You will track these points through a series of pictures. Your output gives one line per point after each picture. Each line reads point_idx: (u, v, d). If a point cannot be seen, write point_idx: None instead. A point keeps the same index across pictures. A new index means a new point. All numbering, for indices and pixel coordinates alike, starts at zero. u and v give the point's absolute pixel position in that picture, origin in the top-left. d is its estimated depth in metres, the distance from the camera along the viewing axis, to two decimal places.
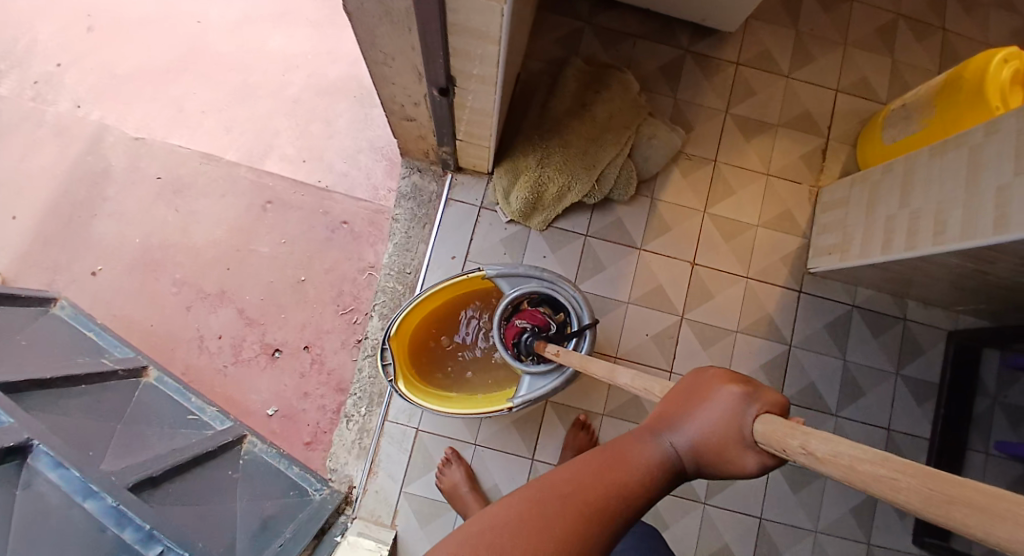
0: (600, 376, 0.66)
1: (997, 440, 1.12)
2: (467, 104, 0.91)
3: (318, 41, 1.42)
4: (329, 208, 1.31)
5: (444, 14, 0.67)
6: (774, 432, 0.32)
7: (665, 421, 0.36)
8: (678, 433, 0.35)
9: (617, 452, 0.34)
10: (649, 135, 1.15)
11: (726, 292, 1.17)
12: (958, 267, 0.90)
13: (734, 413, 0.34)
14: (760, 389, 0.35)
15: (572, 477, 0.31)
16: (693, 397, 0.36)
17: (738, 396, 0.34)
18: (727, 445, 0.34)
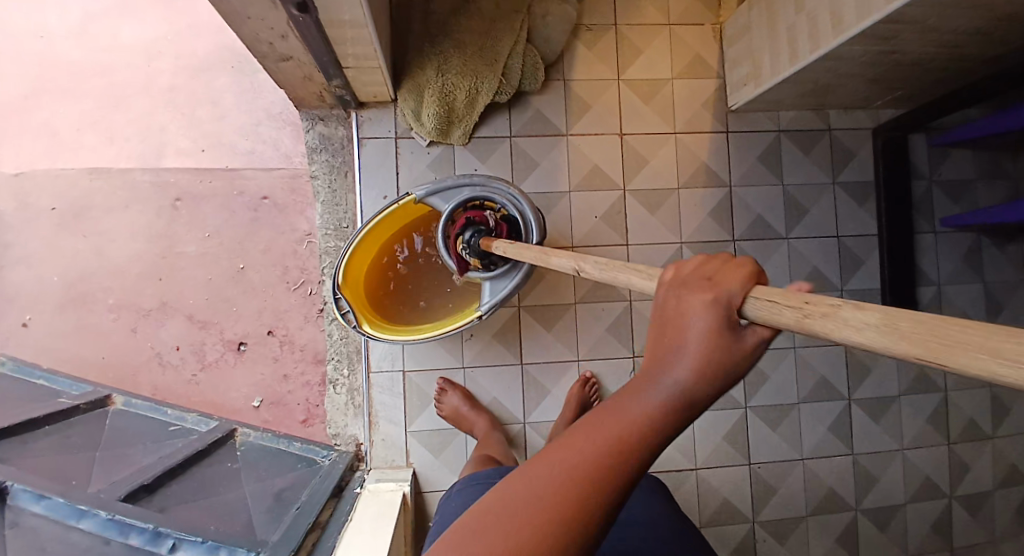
0: (567, 268, 0.61)
1: (941, 217, 1.21)
2: (346, 21, 0.79)
3: (171, 16, 1.28)
4: (244, 187, 1.23)
5: None
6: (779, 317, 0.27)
7: (657, 354, 0.30)
8: (680, 366, 0.28)
9: (614, 414, 0.28)
10: (543, 13, 1.07)
11: (660, 154, 1.16)
12: (867, 53, 0.90)
13: (714, 312, 0.29)
14: (742, 277, 0.30)
15: (557, 460, 0.27)
16: (672, 326, 0.30)
17: (713, 297, 0.29)
18: (729, 346, 0.28)
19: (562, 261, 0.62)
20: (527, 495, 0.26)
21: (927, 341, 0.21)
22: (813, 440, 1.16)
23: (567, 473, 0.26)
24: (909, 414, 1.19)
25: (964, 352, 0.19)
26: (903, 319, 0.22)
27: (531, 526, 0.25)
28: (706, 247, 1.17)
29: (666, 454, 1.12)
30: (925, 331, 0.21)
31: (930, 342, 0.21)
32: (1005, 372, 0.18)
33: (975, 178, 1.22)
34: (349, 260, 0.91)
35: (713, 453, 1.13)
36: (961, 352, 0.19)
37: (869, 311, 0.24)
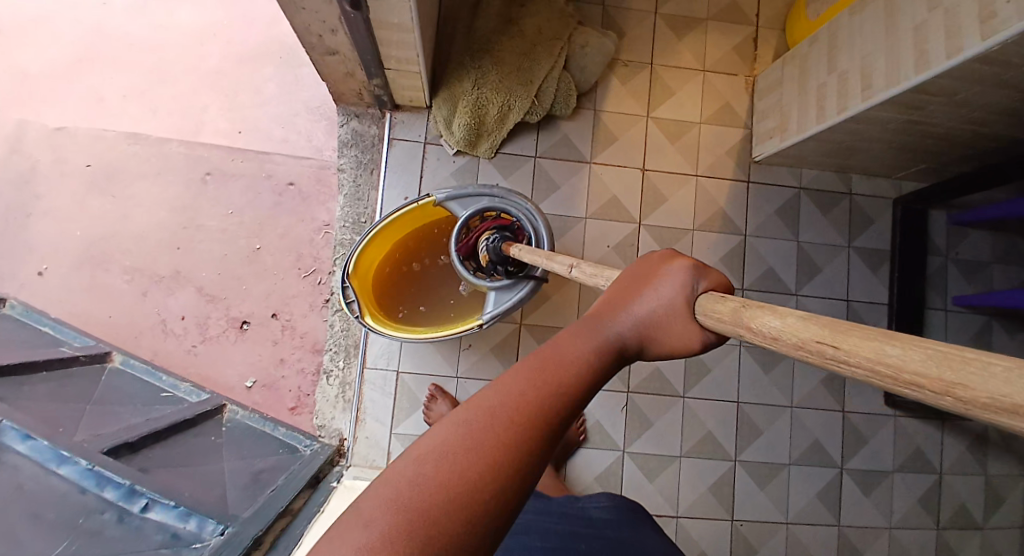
0: (563, 270, 0.66)
1: (954, 294, 1.21)
2: (394, 24, 0.82)
3: (229, 4, 1.34)
4: (272, 171, 1.27)
5: None
6: (717, 307, 0.36)
7: (617, 305, 0.39)
8: (632, 317, 0.38)
9: (558, 356, 0.34)
10: (582, 44, 1.10)
11: (678, 195, 1.18)
12: (893, 120, 0.92)
13: (679, 290, 0.38)
14: (702, 272, 0.40)
15: (502, 398, 0.30)
16: (640, 284, 0.40)
17: (685, 278, 0.39)
18: (672, 319, 0.38)
19: (560, 260, 0.68)
20: (471, 434, 0.28)
21: (840, 331, 0.26)
22: (799, 502, 1.14)
23: (509, 413, 0.29)
24: (901, 490, 1.16)
25: (871, 341, 0.24)
26: (828, 321, 0.27)
27: (472, 465, 0.27)
28: None
29: (648, 494, 1.10)
30: (849, 330, 0.26)
31: (845, 333, 0.26)
32: (890, 350, 0.23)
33: (992, 260, 1.23)
34: (361, 252, 0.92)
35: (697, 502, 1.11)
36: (869, 341, 0.24)
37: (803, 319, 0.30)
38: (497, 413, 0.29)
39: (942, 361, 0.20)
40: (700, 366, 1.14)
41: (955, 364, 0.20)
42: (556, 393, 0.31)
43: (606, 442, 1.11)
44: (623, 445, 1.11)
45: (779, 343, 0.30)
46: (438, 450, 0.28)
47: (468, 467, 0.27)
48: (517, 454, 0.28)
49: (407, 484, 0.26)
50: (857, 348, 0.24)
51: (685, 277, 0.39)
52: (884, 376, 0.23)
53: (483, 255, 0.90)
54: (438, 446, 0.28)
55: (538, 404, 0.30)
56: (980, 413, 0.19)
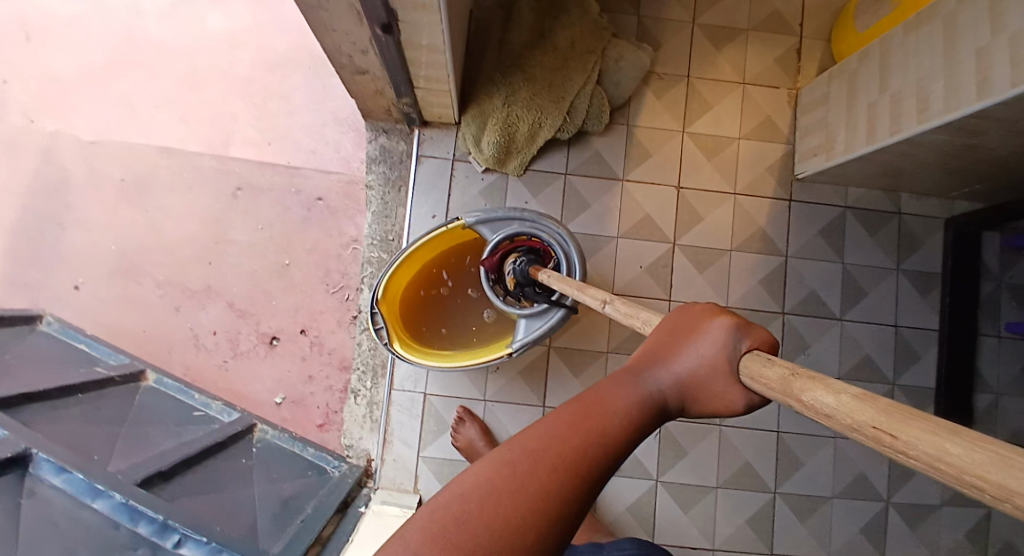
0: (596, 303, 0.63)
1: (1008, 321, 1.13)
2: (425, 45, 0.81)
3: (260, 11, 1.34)
4: (301, 186, 1.27)
5: None
6: (765, 374, 0.31)
7: (655, 357, 0.36)
8: (668, 373, 0.35)
9: (602, 402, 0.32)
10: (616, 58, 1.07)
11: (716, 213, 1.13)
12: (950, 145, 0.86)
13: (721, 349, 0.34)
14: (750, 324, 0.35)
15: (548, 440, 0.29)
16: (681, 335, 0.36)
17: (726, 334, 0.34)
18: (713, 380, 0.34)
19: (593, 294, 0.65)
20: (515, 477, 0.27)
21: (895, 414, 0.23)
22: (841, 536, 1.09)
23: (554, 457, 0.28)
24: (950, 528, 1.10)
25: (931, 433, 0.21)
26: (880, 400, 0.24)
27: (514, 511, 0.25)
28: (752, 313, 1.12)
29: (681, 524, 1.07)
30: (907, 416, 0.23)
31: (900, 419, 0.23)
32: (951, 447, 0.20)
33: None
34: (390, 278, 0.91)
35: (732, 535, 1.07)
36: (926, 432, 0.21)
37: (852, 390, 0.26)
38: (536, 454, 0.28)
39: (1014, 469, 0.17)
40: None
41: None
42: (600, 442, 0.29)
43: (638, 470, 1.07)
44: (657, 473, 1.07)
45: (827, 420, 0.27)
46: (472, 488, 0.26)
47: (509, 512, 0.25)
48: (555, 504, 0.26)
49: (450, 521, 0.25)
50: (908, 437, 0.22)
51: (725, 335, 0.34)
52: (947, 474, 0.20)
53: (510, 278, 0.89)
54: (476, 485, 0.27)
55: (578, 450, 0.29)
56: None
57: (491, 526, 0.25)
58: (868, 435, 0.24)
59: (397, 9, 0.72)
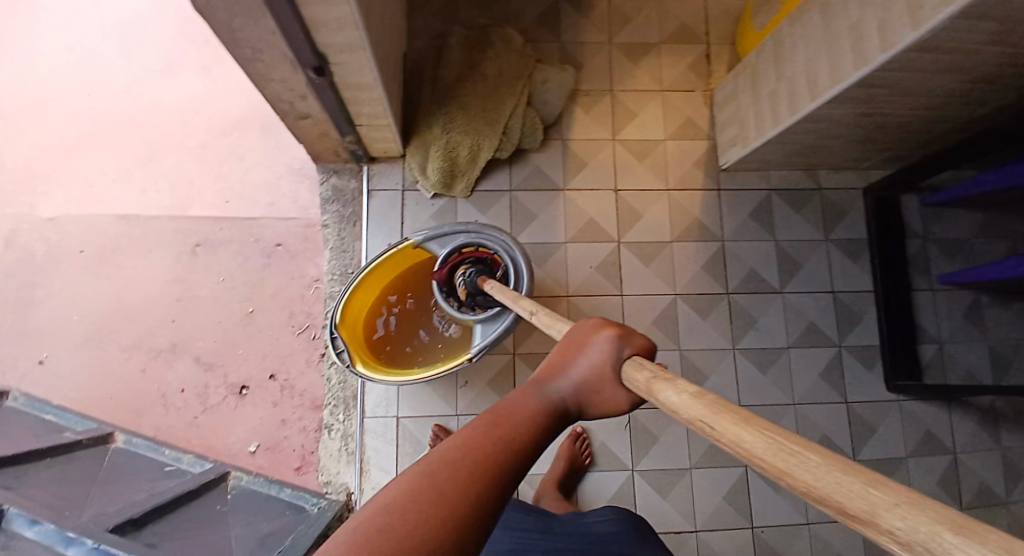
0: (526, 314, 0.70)
1: (936, 273, 1.24)
2: (358, 84, 0.87)
3: (211, 83, 1.39)
4: (259, 234, 1.30)
5: None
6: (640, 376, 0.39)
7: (554, 369, 0.42)
8: (566, 382, 0.41)
9: (510, 412, 0.36)
10: (543, 80, 1.15)
11: (654, 209, 1.21)
12: (848, 117, 0.96)
13: (608, 357, 0.41)
14: (628, 334, 0.43)
15: (462, 449, 0.32)
16: (575, 349, 0.43)
17: (612, 344, 0.41)
18: (604, 384, 0.41)
19: (525, 305, 0.71)
20: (435, 483, 0.29)
21: (717, 412, 0.32)
22: None
23: (469, 461, 0.31)
24: (919, 476, 1.15)
25: (735, 426, 0.30)
26: (709, 399, 0.33)
27: (438, 511, 0.28)
28: (700, 298, 1.18)
29: (663, 511, 1.09)
30: (722, 410, 0.32)
31: (719, 415, 0.31)
32: (750, 439, 0.28)
33: (972, 237, 1.25)
34: (346, 304, 0.94)
35: (712, 516, 1.10)
36: (734, 426, 0.30)
37: (690, 389, 0.35)
38: (464, 451, 0.32)
39: (785, 454, 0.26)
40: (698, 374, 1.15)
41: (787, 455, 0.26)
42: (511, 444, 0.34)
43: (614, 463, 1.10)
44: (632, 463, 1.10)
45: (674, 414, 0.35)
46: (413, 483, 0.29)
47: (433, 512, 0.28)
48: (475, 501, 0.29)
49: (376, 527, 0.27)
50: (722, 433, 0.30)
51: (611, 345, 0.42)
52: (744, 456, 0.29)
53: (461, 289, 0.94)
54: (399, 494, 0.29)
55: (491, 454, 0.32)
56: (805, 493, 0.26)
57: (417, 528, 0.27)
58: (701, 427, 0.33)
59: (325, 53, 0.78)
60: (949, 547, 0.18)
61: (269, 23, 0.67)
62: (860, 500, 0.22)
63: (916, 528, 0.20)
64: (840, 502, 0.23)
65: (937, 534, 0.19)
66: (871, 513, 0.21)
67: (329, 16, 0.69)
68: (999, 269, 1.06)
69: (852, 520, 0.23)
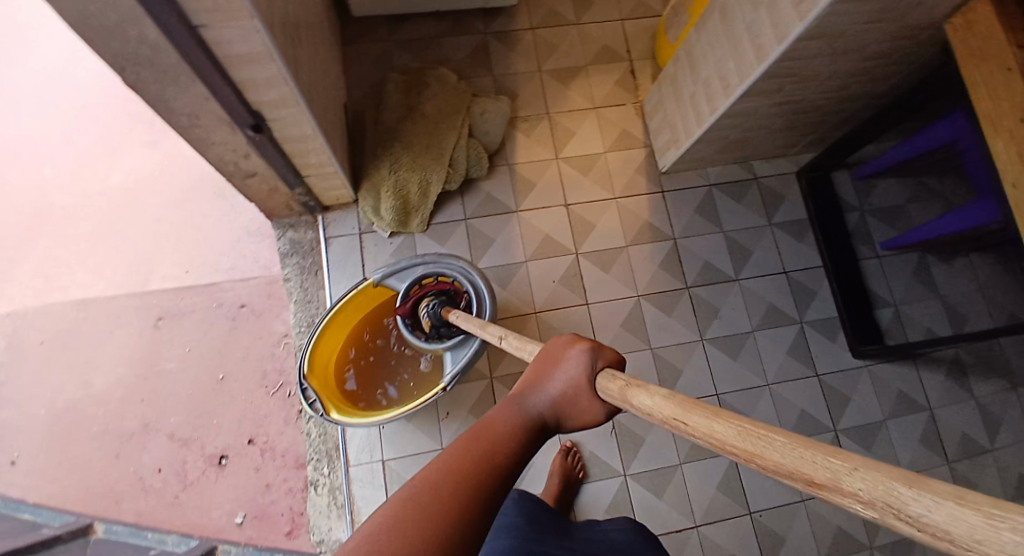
0: (495, 336, 0.71)
1: (880, 241, 1.30)
2: (299, 136, 0.90)
3: (159, 157, 1.39)
4: (221, 298, 1.29)
5: (210, 53, 0.66)
6: (614, 385, 0.41)
7: (531, 385, 0.44)
8: (543, 396, 0.43)
9: (491, 427, 0.38)
10: (481, 111, 1.20)
11: (605, 218, 1.26)
12: (764, 107, 1.03)
13: (582, 369, 0.44)
14: (600, 347, 0.46)
15: (448, 464, 0.33)
16: (550, 365, 0.45)
17: (585, 357, 0.44)
18: (579, 396, 0.43)
19: (493, 331, 0.73)
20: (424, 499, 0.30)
21: (690, 409, 0.35)
22: None
23: (454, 475, 0.32)
24: (899, 436, 1.18)
25: (708, 419, 0.34)
26: (680, 398, 0.37)
27: (428, 525, 0.29)
28: (663, 296, 1.21)
29: (661, 511, 1.09)
30: (693, 407, 0.35)
31: (692, 412, 0.35)
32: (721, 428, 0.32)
33: (906, 203, 1.33)
34: (314, 350, 0.93)
35: (710, 509, 1.10)
36: (707, 419, 0.34)
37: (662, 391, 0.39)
38: (450, 465, 0.33)
39: (754, 438, 0.30)
40: (674, 368, 1.17)
41: (757, 440, 0.30)
42: (495, 457, 0.35)
43: (606, 471, 1.10)
44: (624, 468, 1.10)
45: (649, 416, 0.38)
46: (399, 504, 0.30)
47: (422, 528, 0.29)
48: (462, 512, 0.31)
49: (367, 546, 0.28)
50: (699, 430, 0.34)
51: (585, 358, 0.44)
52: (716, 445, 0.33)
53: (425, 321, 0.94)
54: (389, 514, 0.30)
55: (476, 467, 0.34)
56: (775, 472, 0.30)
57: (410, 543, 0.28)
58: (675, 425, 0.37)
59: (260, 111, 0.81)
60: (905, 500, 0.22)
61: (199, 88, 0.69)
62: (822, 469, 0.26)
63: (875, 487, 0.24)
64: (808, 475, 0.27)
65: (896, 489, 0.23)
66: (835, 478, 0.26)
67: (257, 75, 0.72)
68: (935, 226, 1.16)
69: (816, 489, 0.27)
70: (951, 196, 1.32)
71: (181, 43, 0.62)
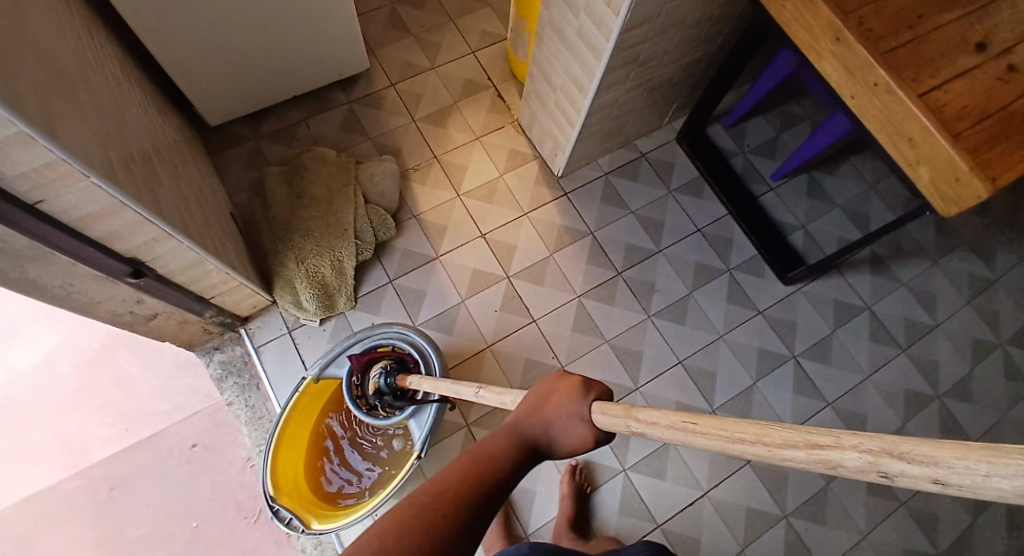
0: (469, 396, 0.68)
1: (771, 174, 1.40)
2: (184, 266, 0.87)
3: (36, 335, 1.19)
4: (154, 462, 1.13)
5: (54, 221, 0.64)
6: (607, 412, 0.41)
7: (524, 420, 0.44)
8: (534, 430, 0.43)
9: (477, 460, 0.38)
10: (370, 175, 1.21)
11: (522, 235, 1.28)
12: (620, 96, 1.10)
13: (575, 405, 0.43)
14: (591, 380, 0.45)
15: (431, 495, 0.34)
16: (545, 398, 0.45)
17: (577, 391, 0.44)
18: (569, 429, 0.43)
19: (467, 387, 0.70)
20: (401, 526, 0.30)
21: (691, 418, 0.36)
22: (785, 405, 1.18)
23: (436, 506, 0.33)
24: (849, 340, 1.25)
25: (712, 420, 0.34)
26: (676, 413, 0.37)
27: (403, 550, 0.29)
28: (601, 289, 1.24)
29: (671, 493, 1.06)
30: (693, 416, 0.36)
31: (695, 418, 0.36)
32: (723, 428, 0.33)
33: (778, 133, 1.45)
34: (278, 447, 0.89)
35: (717, 472, 1.07)
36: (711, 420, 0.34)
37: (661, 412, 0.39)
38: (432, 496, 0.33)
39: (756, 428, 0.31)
40: (633, 352, 1.19)
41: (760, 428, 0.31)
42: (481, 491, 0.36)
43: (606, 474, 1.06)
44: (622, 464, 1.07)
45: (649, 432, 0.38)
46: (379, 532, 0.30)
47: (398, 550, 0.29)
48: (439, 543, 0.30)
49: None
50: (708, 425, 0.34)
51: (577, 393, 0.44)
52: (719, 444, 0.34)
53: (375, 383, 0.87)
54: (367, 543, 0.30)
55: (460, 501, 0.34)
56: (777, 457, 0.30)
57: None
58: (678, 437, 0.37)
59: (133, 255, 0.79)
60: (905, 447, 0.23)
61: (52, 255, 0.68)
62: (824, 438, 0.27)
63: (877, 443, 0.24)
64: (813, 445, 0.27)
65: (898, 441, 0.24)
66: (838, 444, 0.26)
67: (116, 224, 0.70)
68: (812, 146, 1.28)
69: (822, 467, 0.27)
70: (812, 116, 1.46)
71: (17, 220, 0.60)
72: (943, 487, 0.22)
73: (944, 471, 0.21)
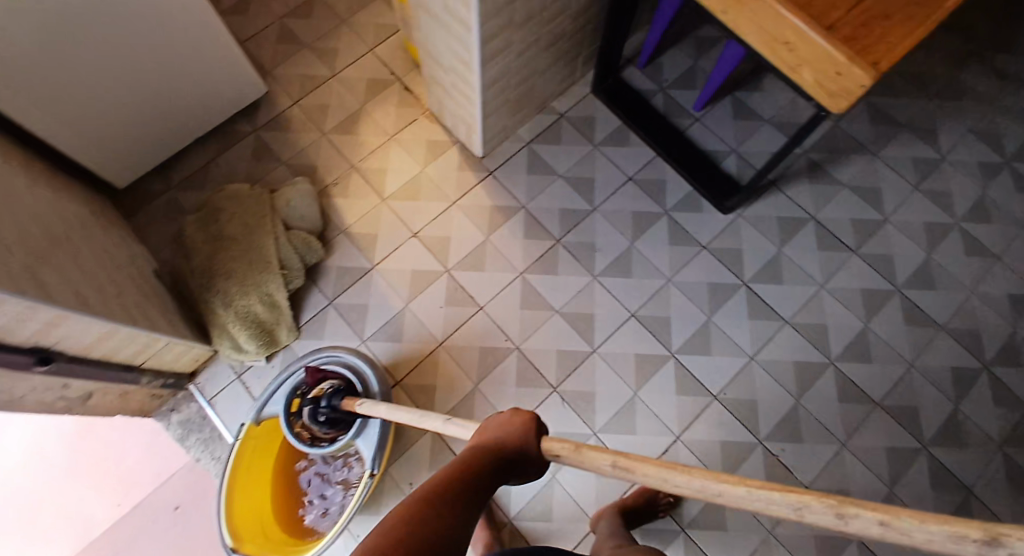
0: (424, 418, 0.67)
1: (692, 105, 1.37)
2: (96, 336, 0.86)
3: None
4: (132, 536, 1.11)
5: None
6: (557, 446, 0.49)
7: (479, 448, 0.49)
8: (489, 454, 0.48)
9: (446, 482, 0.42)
10: (286, 198, 1.17)
11: (455, 223, 1.25)
12: (511, 62, 1.06)
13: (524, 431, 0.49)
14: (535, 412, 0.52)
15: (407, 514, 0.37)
16: (495, 431, 0.50)
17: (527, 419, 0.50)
18: (520, 451, 0.49)
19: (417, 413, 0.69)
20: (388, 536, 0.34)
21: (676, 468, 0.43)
22: (743, 335, 1.14)
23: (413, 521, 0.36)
24: (800, 257, 1.21)
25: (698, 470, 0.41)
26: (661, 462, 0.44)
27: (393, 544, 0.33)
28: (544, 260, 1.22)
29: (642, 444, 1.06)
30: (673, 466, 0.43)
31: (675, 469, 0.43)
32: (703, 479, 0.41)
33: (694, 61, 1.41)
34: (237, 464, 0.90)
35: (684, 416, 1.08)
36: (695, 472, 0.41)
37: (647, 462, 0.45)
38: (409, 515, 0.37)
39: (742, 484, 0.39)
40: (586, 317, 1.16)
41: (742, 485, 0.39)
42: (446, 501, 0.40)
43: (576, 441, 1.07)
44: (591, 428, 1.08)
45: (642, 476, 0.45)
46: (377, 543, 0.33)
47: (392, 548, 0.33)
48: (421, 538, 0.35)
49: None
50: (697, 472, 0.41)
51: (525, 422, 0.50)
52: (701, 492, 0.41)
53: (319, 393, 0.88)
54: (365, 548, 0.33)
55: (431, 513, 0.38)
56: (753, 507, 0.38)
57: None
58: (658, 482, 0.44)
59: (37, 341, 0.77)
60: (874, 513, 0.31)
61: None
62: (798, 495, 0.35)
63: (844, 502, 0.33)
64: (787, 495, 0.36)
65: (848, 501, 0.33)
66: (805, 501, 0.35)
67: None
68: (724, 65, 1.25)
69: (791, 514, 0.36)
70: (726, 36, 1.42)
71: None
72: (885, 532, 0.31)
73: (893, 519, 0.31)
